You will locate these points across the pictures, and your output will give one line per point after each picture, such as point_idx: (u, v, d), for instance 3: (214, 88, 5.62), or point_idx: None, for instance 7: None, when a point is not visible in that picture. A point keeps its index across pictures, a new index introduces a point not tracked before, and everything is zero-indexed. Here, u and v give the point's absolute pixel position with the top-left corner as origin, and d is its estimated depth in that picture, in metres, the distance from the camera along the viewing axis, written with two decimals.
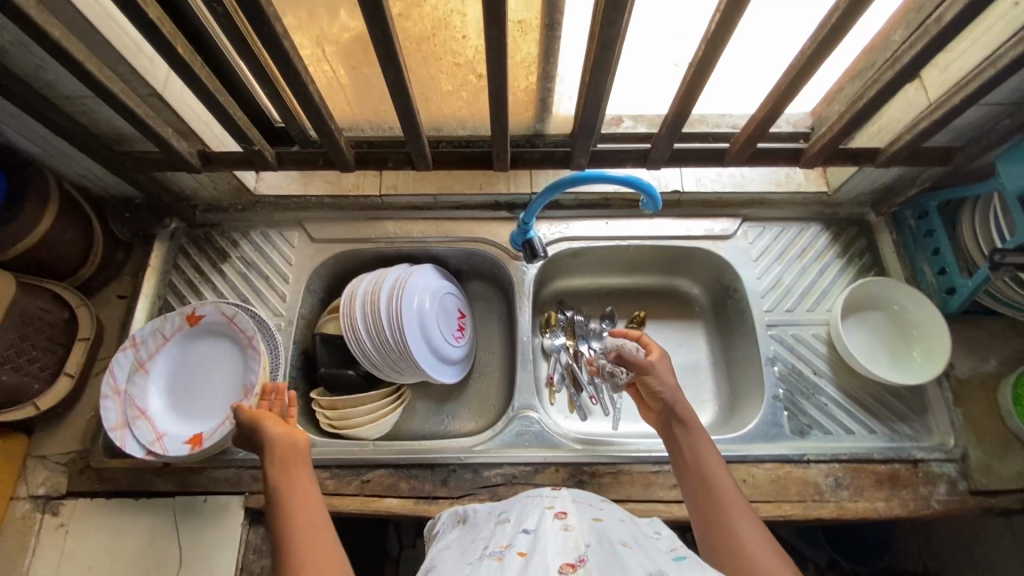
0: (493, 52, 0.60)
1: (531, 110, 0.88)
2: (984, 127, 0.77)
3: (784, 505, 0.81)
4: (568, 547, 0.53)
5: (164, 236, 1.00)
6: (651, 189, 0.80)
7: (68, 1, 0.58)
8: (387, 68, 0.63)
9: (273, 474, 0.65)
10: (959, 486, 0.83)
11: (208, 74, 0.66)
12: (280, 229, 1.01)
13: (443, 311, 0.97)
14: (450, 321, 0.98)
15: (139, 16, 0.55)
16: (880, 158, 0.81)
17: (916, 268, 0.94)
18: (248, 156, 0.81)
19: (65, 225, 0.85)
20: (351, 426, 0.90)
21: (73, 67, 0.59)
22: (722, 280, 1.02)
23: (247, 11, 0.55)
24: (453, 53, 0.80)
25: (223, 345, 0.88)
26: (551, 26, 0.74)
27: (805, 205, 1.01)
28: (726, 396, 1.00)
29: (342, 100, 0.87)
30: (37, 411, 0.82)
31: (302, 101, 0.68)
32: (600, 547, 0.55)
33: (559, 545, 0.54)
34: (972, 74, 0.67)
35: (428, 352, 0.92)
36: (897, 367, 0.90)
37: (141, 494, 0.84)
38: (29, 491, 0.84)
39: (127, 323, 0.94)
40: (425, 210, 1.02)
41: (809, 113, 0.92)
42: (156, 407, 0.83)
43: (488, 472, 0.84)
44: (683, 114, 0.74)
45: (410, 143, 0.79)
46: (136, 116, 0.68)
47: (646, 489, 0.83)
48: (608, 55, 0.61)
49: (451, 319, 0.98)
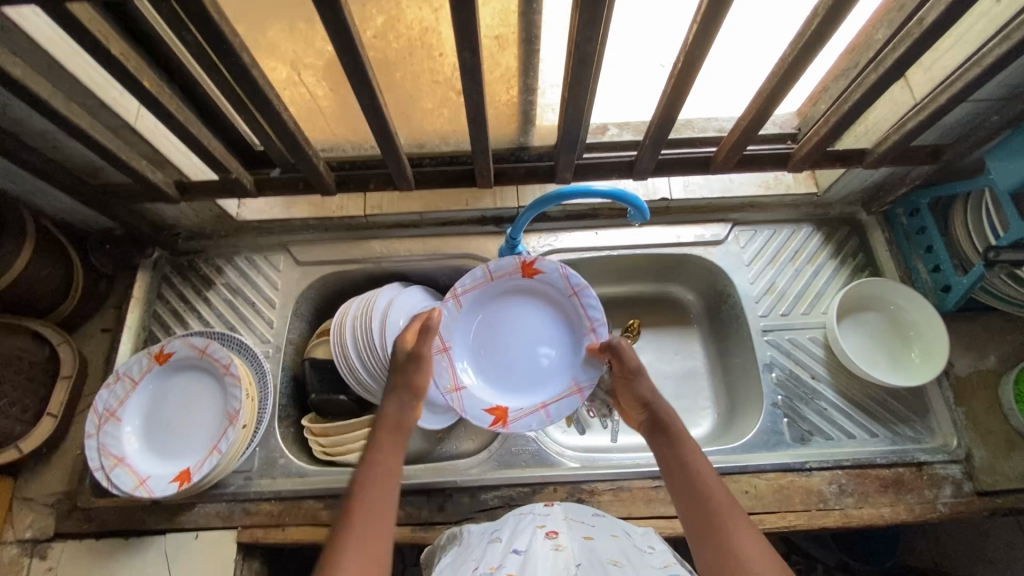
0: (469, 73, 0.59)
1: (515, 123, 0.86)
2: (972, 123, 0.76)
3: (788, 515, 0.80)
4: (557, 569, 0.53)
5: (146, 265, 0.98)
6: (638, 202, 0.78)
7: (33, 41, 0.57)
8: (361, 92, 0.62)
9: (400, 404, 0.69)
10: (965, 488, 0.82)
11: (179, 106, 0.65)
12: (265, 254, 0.99)
13: (459, 341, 0.86)
14: (477, 364, 0.86)
15: (102, 53, 0.54)
16: (868, 159, 0.80)
17: (910, 266, 0.93)
18: (226, 184, 0.79)
19: (42, 262, 0.83)
20: (347, 452, 0.87)
21: (39, 106, 0.58)
22: (715, 286, 1.01)
23: (211, 41, 0.53)
24: (431, 71, 0.79)
25: (201, 378, 0.86)
26: (529, 39, 0.74)
27: (796, 206, 1.00)
28: (725, 404, 0.99)
29: (322, 122, 0.86)
30: (20, 454, 0.80)
31: (277, 128, 0.66)
32: (591, 567, 0.54)
33: (547, 568, 0.53)
34: (958, 74, 0.66)
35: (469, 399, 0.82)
36: (897, 368, 0.89)
37: (131, 534, 0.82)
38: (16, 535, 0.82)
39: (111, 357, 0.92)
40: (412, 228, 1.00)
41: (795, 113, 0.91)
42: (142, 444, 0.82)
43: (485, 495, 0.83)
44: (666, 127, 0.72)
45: (391, 164, 0.77)
46: (108, 151, 0.66)
47: (647, 505, 0.81)
48: (586, 71, 0.60)
49: (457, 375, 0.83)
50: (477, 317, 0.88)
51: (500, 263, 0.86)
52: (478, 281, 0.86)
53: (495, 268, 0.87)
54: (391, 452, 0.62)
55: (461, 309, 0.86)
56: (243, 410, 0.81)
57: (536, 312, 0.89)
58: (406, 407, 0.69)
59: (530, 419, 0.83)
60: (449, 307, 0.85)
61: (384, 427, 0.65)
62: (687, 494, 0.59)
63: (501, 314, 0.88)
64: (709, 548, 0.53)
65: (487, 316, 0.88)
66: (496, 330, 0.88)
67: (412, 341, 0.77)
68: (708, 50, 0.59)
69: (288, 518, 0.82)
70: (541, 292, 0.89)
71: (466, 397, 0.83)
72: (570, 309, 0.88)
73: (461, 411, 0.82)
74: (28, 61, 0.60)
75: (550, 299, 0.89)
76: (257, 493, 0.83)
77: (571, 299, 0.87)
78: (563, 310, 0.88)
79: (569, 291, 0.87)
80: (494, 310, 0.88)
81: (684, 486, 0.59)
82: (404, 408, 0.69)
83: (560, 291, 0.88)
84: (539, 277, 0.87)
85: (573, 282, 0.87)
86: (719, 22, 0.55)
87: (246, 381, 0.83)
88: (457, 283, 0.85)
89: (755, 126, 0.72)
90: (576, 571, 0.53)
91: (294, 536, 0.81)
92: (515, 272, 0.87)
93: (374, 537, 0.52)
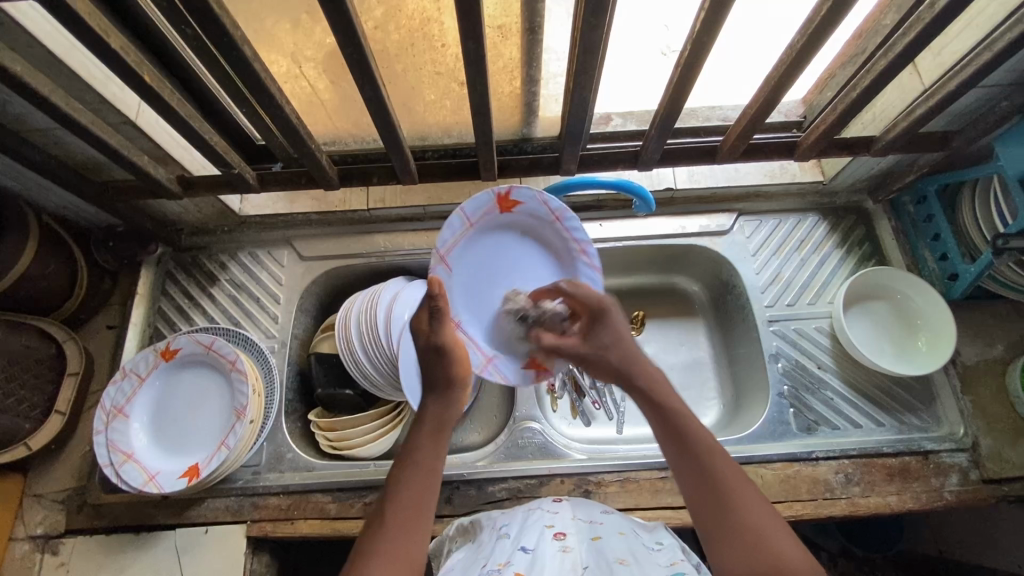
0: (472, 63, 0.58)
1: (517, 115, 0.86)
2: (982, 109, 0.75)
3: (796, 505, 0.80)
4: (565, 571, 0.52)
5: (150, 261, 0.97)
6: (643, 194, 0.79)
7: (33, 37, 0.56)
8: (363, 84, 0.61)
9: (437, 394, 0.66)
10: (972, 476, 0.82)
11: (180, 101, 0.64)
12: (268, 249, 0.99)
13: (461, 306, 0.77)
14: (491, 321, 0.78)
15: (102, 48, 0.53)
16: (876, 147, 0.79)
17: (916, 255, 0.93)
18: (229, 179, 0.78)
19: (46, 259, 0.83)
20: (354, 447, 0.87)
21: (40, 103, 0.57)
22: (720, 276, 1.01)
23: (213, 35, 0.53)
24: (433, 62, 0.79)
25: (206, 374, 0.86)
26: (532, 29, 0.73)
27: (802, 195, 0.99)
28: (730, 394, 0.99)
29: (323, 116, 0.85)
30: (29, 451, 0.81)
31: (280, 123, 0.66)
32: (598, 568, 0.53)
33: (555, 569, 0.52)
34: (968, 59, 0.65)
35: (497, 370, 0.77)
36: (902, 357, 0.89)
37: (140, 529, 0.83)
38: (27, 531, 0.83)
39: (117, 354, 0.93)
40: (414, 222, 1.00)
41: (800, 101, 0.90)
42: (149, 440, 0.82)
43: (492, 487, 0.83)
44: (671, 117, 0.71)
45: (394, 158, 0.77)
46: (109, 147, 0.66)
47: (654, 496, 0.82)
48: (592, 60, 0.59)
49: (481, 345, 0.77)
50: (471, 270, 0.78)
51: (473, 203, 0.75)
52: (457, 231, 0.75)
53: (470, 210, 0.75)
54: (427, 461, 0.60)
55: (453, 269, 0.77)
56: (250, 406, 0.81)
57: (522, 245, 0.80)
58: (449, 407, 0.65)
59: (568, 352, 0.78)
60: (440, 273, 0.76)
61: (423, 432, 0.63)
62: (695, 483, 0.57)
63: (491, 258, 0.79)
64: (733, 545, 0.52)
65: (472, 271, 0.78)
66: (491, 276, 0.78)
67: (427, 329, 0.68)
68: (715, 38, 0.58)
69: (296, 512, 0.83)
70: (522, 224, 0.79)
71: (500, 364, 0.77)
72: (552, 235, 0.80)
73: (504, 380, 0.77)
74: (27, 57, 0.59)
75: (529, 229, 0.80)
76: (265, 488, 0.84)
77: (556, 224, 0.79)
78: (544, 240, 0.80)
79: (551, 217, 0.78)
80: (484, 254, 0.78)
81: (691, 468, 0.57)
82: (445, 405, 0.65)
83: (540, 217, 0.79)
84: (516, 209, 0.77)
85: (553, 207, 0.78)
86: (726, 9, 0.54)
87: (253, 376, 0.83)
88: (438, 245, 0.75)
89: (762, 115, 0.71)
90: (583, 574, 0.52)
91: (303, 530, 0.82)
92: (490, 211, 0.77)
93: (405, 549, 0.54)
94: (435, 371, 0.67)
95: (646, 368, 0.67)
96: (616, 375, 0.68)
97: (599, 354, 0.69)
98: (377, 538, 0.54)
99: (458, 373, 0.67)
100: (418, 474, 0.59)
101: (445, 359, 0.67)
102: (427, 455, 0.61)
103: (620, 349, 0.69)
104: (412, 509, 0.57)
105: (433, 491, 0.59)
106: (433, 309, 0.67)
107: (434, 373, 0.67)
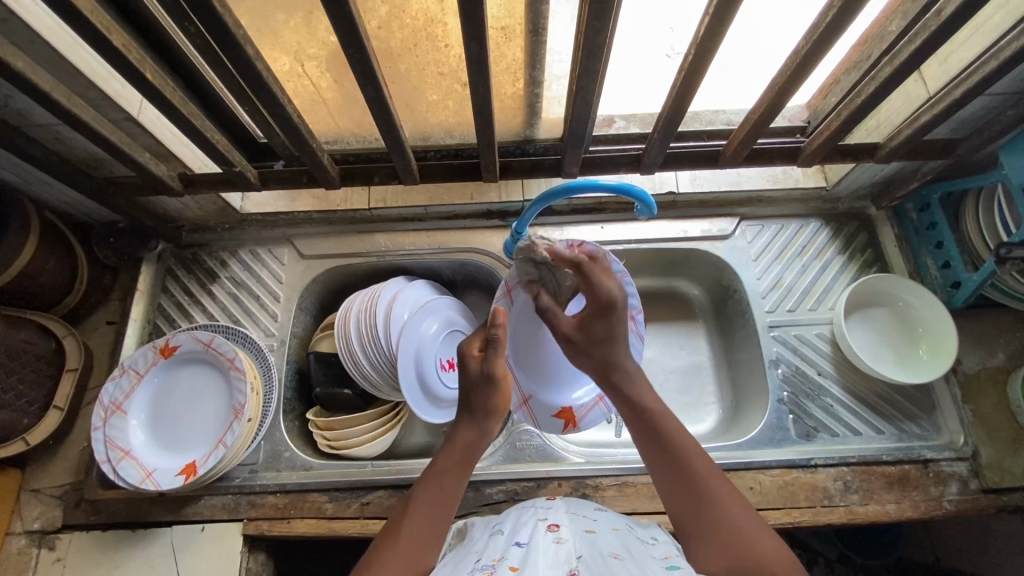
0: (475, 64, 0.58)
1: (520, 116, 0.85)
2: (987, 118, 0.75)
3: (794, 511, 0.80)
4: (558, 562, 0.51)
5: (151, 258, 0.97)
6: (645, 197, 0.78)
7: (35, 33, 0.56)
8: (365, 83, 0.61)
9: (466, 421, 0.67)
10: (972, 485, 0.81)
11: (182, 99, 0.64)
12: (268, 247, 0.99)
13: (512, 341, 0.82)
14: (535, 368, 0.85)
15: (104, 45, 0.53)
16: (879, 153, 0.79)
17: (920, 263, 0.92)
18: (229, 177, 0.78)
19: (47, 254, 0.83)
20: (352, 445, 0.87)
21: (41, 98, 0.57)
22: (721, 281, 1.00)
23: (215, 33, 0.52)
24: (436, 62, 0.78)
25: (206, 371, 0.86)
26: (536, 30, 0.73)
27: (804, 200, 0.99)
28: (730, 399, 0.99)
29: (326, 114, 0.84)
30: (27, 446, 0.82)
31: (282, 121, 0.65)
32: (592, 559, 0.52)
33: (549, 559, 0.52)
34: (973, 67, 0.65)
35: (525, 415, 0.84)
36: (902, 364, 0.89)
37: (137, 525, 0.83)
38: (24, 525, 0.83)
39: (116, 350, 0.93)
40: (415, 222, 0.99)
41: (805, 106, 0.90)
42: (147, 438, 0.82)
43: (489, 489, 0.83)
44: (674, 120, 0.71)
45: (395, 157, 0.76)
46: (111, 143, 0.66)
47: (652, 501, 0.81)
48: (595, 63, 0.59)
49: (522, 385, 0.83)
50: (526, 310, 0.82)
51: (561, 243, 0.75)
52: (528, 270, 0.79)
53: (553, 251, 0.76)
54: (452, 485, 0.61)
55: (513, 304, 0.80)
56: (248, 403, 0.81)
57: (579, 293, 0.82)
58: (483, 435, 0.67)
59: (596, 413, 0.85)
60: (502, 307, 0.80)
61: (453, 454, 0.64)
62: (679, 496, 0.59)
63: (549, 301, 0.83)
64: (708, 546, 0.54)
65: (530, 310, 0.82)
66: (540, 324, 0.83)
67: (478, 356, 0.70)
68: (719, 42, 0.58)
69: (293, 511, 0.83)
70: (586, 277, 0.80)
71: (535, 409, 0.85)
72: None
73: (534, 422, 0.85)
74: (30, 53, 0.59)
75: None
76: (262, 486, 0.84)
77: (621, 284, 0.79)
78: None
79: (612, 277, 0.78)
80: None
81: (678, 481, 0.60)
82: (480, 432, 0.67)
83: None
84: None
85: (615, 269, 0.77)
86: (732, 13, 0.54)
87: (251, 374, 0.83)
88: (506, 279, 0.79)
89: (765, 121, 0.71)
90: (577, 564, 0.51)
91: (299, 528, 0.81)
92: None
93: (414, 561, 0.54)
94: (477, 401, 0.68)
95: (629, 373, 0.69)
96: (597, 367, 0.71)
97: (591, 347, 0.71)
98: (388, 551, 0.55)
99: (498, 405, 0.67)
100: (437, 493, 0.60)
101: (492, 389, 0.67)
102: (452, 478, 0.62)
103: (607, 349, 0.71)
104: (428, 525, 0.57)
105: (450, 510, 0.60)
106: (491, 340, 0.68)
107: (476, 400, 0.67)
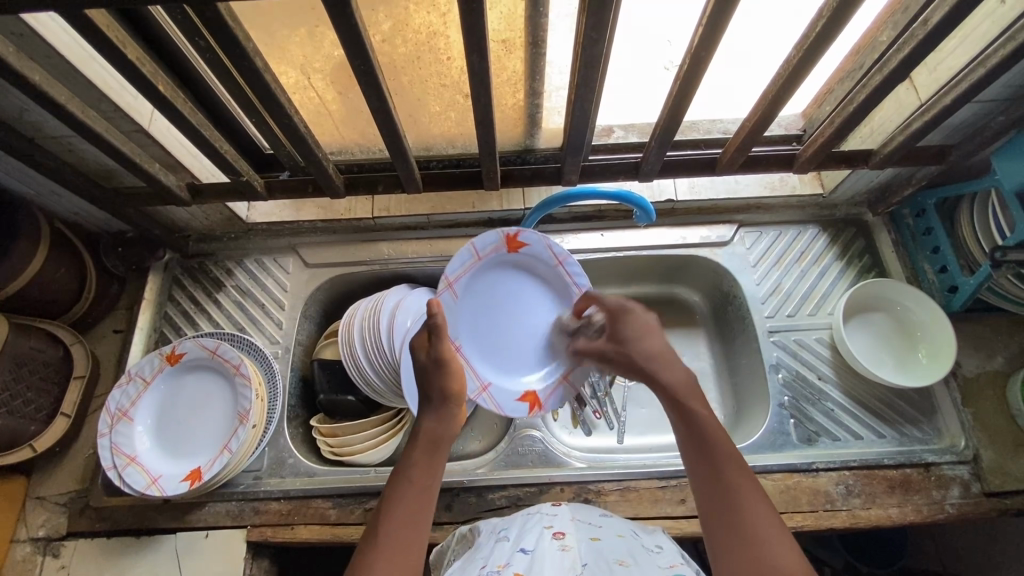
0: (476, 75, 0.60)
1: (521, 127, 0.87)
2: (978, 124, 0.77)
3: (796, 516, 0.80)
4: (563, 569, 0.52)
5: (157, 267, 0.99)
6: (644, 203, 0.80)
7: (51, 47, 0.58)
8: (369, 94, 0.62)
9: (432, 408, 0.67)
10: (974, 489, 0.81)
11: (192, 110, 0.66)
12: (274, 256, 1.00)
13: (461, 331, 0.82)
14: (489, 352, 0.83)
15: (119, 58, 0.55)
16: (873, 160, 0.81)
17: (917, 268, 0.93)
18: (237, 187, 0.80)
19: (57, 264, 0.85)
20: (355, 451, 0.88)
21: (56, 110, 0.59)
22: (721, 287, 1.01)
23: (224, 46, 0.54)
24: (438, 75, 0.80)
25: (210, 378, 0.87)
26: (535, 43, 0.74)
27: (802, 207, 1.00)
28: (731, 405, 0.99)
29: (331, 125, 0.87)
30: (35, 452, 0.82)
31: (288, 131, 0.67)
32: (597, 565, 0.53)
33: (554, 567, 0.53)
34: (962, 75, 0.66)
35: (487, 401, 0.82)
36: (903, 368, 0.89)
37: (141, 532, 0.83)
38: (30, 533, 0.84)
39: (122, 358, 0.94)
40: (418, 230, 1.01)
41: (800, 114, 0.91)
42: (152, 444, 0.83)
43: (492, 495, 0.83)
44: (671, 128, 0.72)
45: (398, 166, 0.78)
46: (122, 153, 0.68)
47: (654, 506, 0.81)
48: (592, 73, 0.60)
49: (478, 371, 0.82)
50: (470, 303, 0.82)
51: (485, 240, 0.81)
52: (466, 263, 0.81)
53: (480, 246, 0.81)
54: (423, 474, 0.61)
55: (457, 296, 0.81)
56: (252, 410, 0.81)
57: (523, 280, 0.86)
58: (445, 420, 0.66)
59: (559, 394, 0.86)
60: (446, 299, 0.79)
61: (419, 446, 0.63)
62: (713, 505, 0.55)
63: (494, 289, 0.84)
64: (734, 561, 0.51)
65: (478, 297, 0.83)
66: (489, 310, 0.84)
67: (428, 343, 0.70)
68: (714, 51, 0.60)
69: (296, 517, 0.83)
70: (523, 263, 0.86)
71: (495, 394, 0.82)
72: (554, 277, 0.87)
73: (498, 408, 0.82)
74: (45, 67, 0.61)
75: (533, 271, 0.87)
76: (265, 493, 0.84)
77: (557, 268, 0.86)
78: (550, 281, 0.87)
79: (553, 260, 0.86)
80: (485, 286, 0.84)
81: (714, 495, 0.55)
82: (442, 420, 0.66)
83: (545, 261, 0.86)
84: (524, 250, 0.84)
85: (557, 252, 0.85)
86: (725, 22, 0.56)
87: (256, 381, 0.84)
88: (446, 271, 0.79)
89: (761, 128, 0.73)
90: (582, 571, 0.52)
91: (302, 535, 0.82)
92: (498, 248, 0.83)
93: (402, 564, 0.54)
94: (432, 387, 0.68)
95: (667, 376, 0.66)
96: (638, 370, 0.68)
97: (619, 351, 0.72)
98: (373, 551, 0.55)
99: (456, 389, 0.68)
100: (412, 489, 0.59)
101: (444, 372, 0.68)
102: (422, 471, 0.61)
103: (641, 350, 0.69)
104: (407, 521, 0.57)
105: (429, 503, 0.59)
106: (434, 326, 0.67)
107: (433, 385, 0.68)
